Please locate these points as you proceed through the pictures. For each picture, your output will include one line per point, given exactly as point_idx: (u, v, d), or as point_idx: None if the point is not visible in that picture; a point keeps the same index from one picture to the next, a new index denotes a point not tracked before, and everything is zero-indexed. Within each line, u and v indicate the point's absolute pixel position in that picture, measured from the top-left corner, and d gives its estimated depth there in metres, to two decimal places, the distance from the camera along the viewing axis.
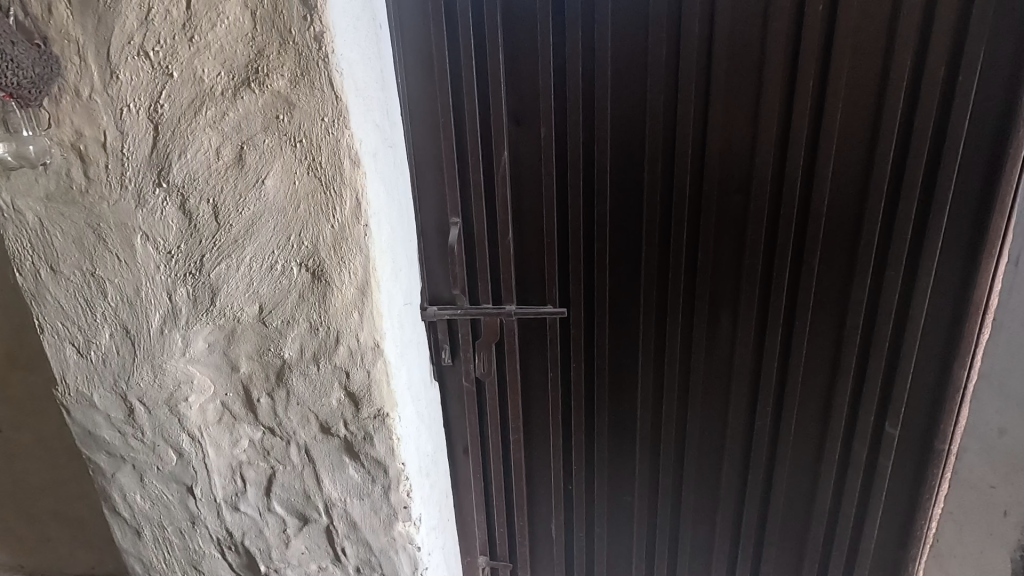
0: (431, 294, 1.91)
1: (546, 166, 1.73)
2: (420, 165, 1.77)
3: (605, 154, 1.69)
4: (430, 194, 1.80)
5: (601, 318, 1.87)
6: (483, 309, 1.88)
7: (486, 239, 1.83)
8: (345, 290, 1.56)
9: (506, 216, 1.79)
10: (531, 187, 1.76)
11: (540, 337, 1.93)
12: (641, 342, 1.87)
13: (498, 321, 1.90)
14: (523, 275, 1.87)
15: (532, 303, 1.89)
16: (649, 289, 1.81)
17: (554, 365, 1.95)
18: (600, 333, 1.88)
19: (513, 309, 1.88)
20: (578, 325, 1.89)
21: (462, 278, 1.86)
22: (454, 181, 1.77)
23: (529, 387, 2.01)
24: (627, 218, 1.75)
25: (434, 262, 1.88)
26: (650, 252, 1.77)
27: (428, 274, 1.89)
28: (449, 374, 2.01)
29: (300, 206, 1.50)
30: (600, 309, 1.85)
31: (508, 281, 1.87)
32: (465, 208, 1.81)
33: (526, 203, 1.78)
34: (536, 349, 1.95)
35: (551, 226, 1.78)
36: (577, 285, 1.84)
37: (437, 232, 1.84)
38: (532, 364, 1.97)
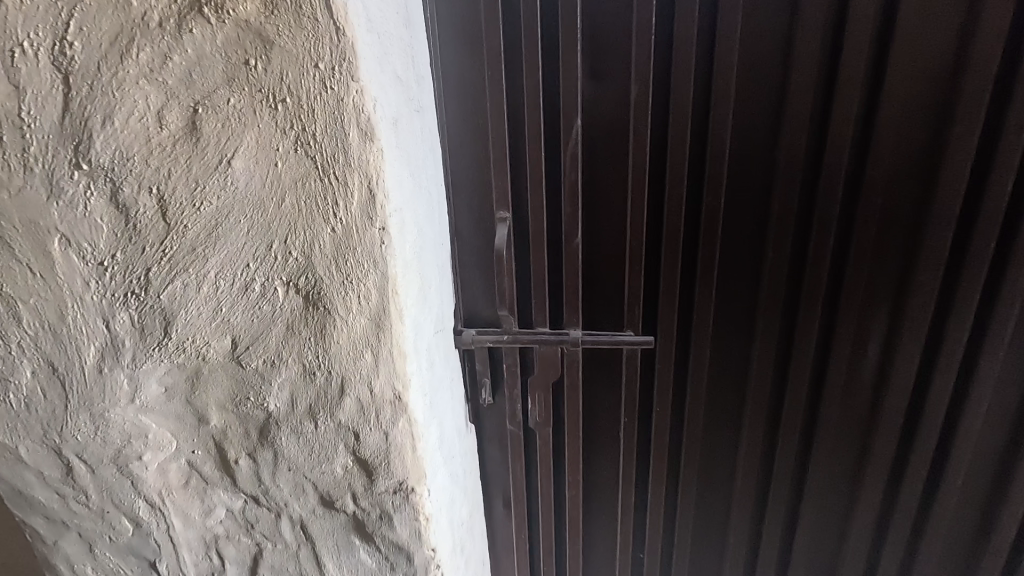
0: (466, 313, 1.45)
1: (636, 140, 1.22)
2: (454, 139, 1.28)
3: (722, 123, 1.19)
4: (470, 180, 1.32)
5: (699, 349, 1.39)
6: (538, 338, 1.38)
7: (546, 242, 1.33)
8: (352, 322, 1.08)
9: (574, 211, 1.29)
10: (612, 171, 1.27)
11: (613, 372, 1.45)
12: (750, 379, 1.40)
13: (558, 351, 1.41)
14: (593, 289, 1.39)
15: (604, 328, 1.41)
16: (768, 312, 1.32)
17: (630, 408, 1.48)
18: (696, 368, 1.40)
19: (581, 338, 1.37)
20: (667, 357, 1.40)
21: (510, 294, 1.37)
22: (503, 162, 1.27)
23: (593, 434, 1.53)
24: (745, 215, 1.26)
25: (472, 271, 1.40)
26: (775, 262, 1.28)
27: (463, 287, 1.42)
28: (489, 414, 1.55)
29: (284, 199, 1.01)
30: (698, 336, 1.37)
31: (572, 299, 1.37)
32: (519, 198, 1.32)
33: (603, 192, 1.29)
34: (606, 387, 1.47)
35: (637, 224, 1.29)
36: (669, 305, 1.35)
37: (478, 231, 1.36)
38: (600, 405, 1.50)
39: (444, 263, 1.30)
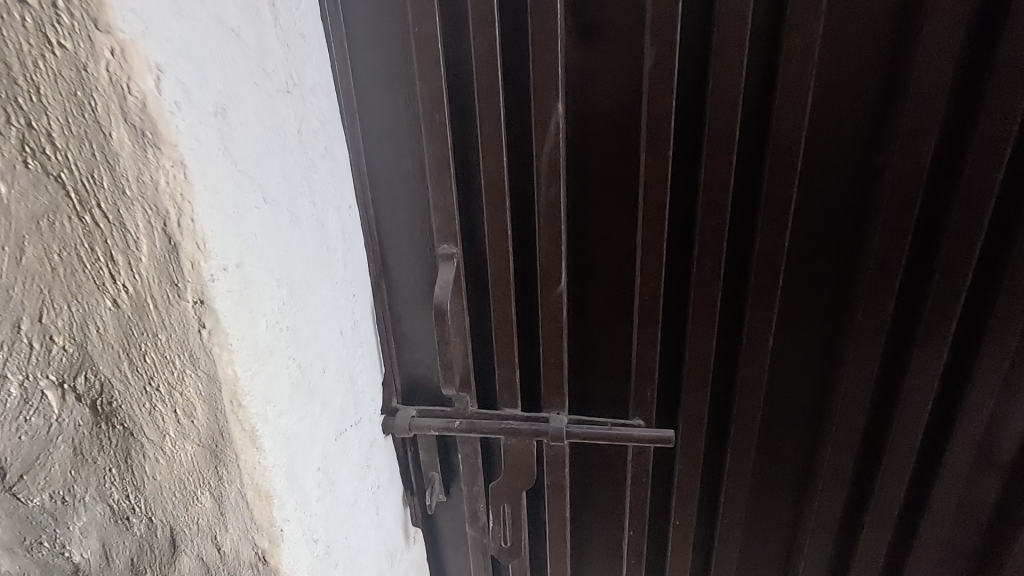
0: (404, 388, 1.02)
1: (648, 148, 0.76)
2: (370, 139, 0.86)
3: (796, 122, 0.72)
4: (396, 200, 0.89)
5: (739, 455, 0.94)
6: (501, 427, 0.94)
7: (512, 296, 0.89)
8: (177, 446, 0.65)
9: (553, 254, 0.85)
10: (615, 191, 0.83)
11: (612, 468, 1.03)
12: (813, 496, 0.95)
13: (531, 445, 0.98)
14: (586, 360, 0.95)
15: (601, 414, 0.97)
16: (847, 409, 0.87)
17: (636, 524, 1.03)
18: (732, 479, 0.96)
19: (565, 429, 0.93)
20: (690, 464, 0.95)
21: (460, 367, 0.94)
22: (444, 177, 0.82)
23: (584, 547, 1.11)
24: (819, 263, 0.81)
25: (408, 329, 0.98)
26: (864, 337, 0.82)
27: (395, 351, 0.98)
28: (445, 514, 1.15)
29: (20, 247, 0.54)
30: (738, 438, 0.92)
31: (553, 377, 0.93)
32: (477, 228, 0.89)
33: (599, 222, 0.85)
34: (602, 487, 1.05)
35: (649, 278, 0.83)
36: (695, 395, 0.90)
37: (411, 273, 0.94)
38: (597, 509, 1.07)
39: (354, 327, 0.86)
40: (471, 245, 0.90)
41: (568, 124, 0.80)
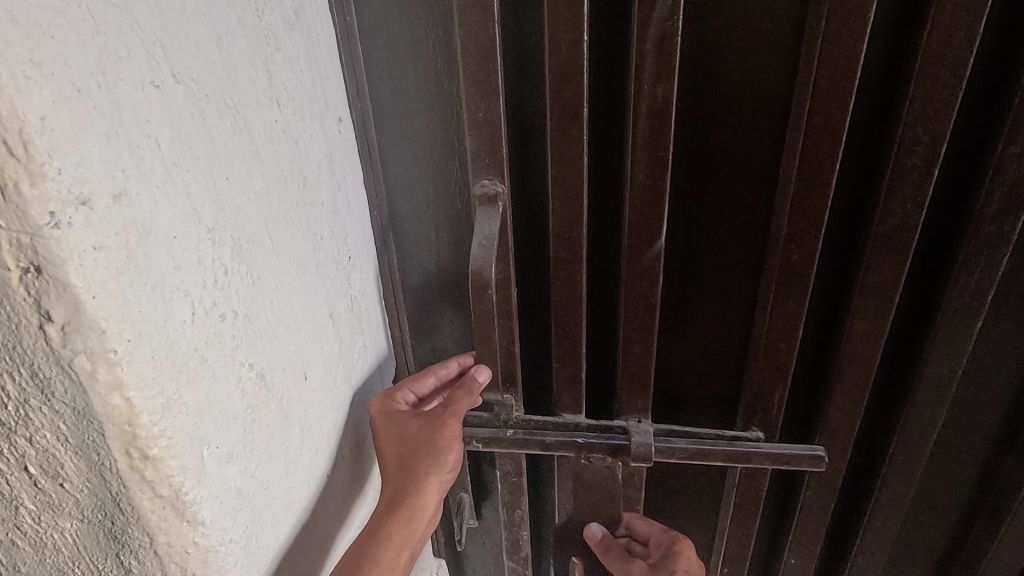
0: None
1: (829, 13, 0.46)
2: (369, 13, 0.55)
3: None
4: (408, 112, 0.58)
5: (897, 485, 0.66)
6: (563, 440, 0.66)
7: (583, 260, 0.60)
8: (48, 529, 0.37)
9: (651, 194, 0.56)
10: (756, 93, 0.53)
11: (704, 490, 0.76)
12: (995, 545, 0.67)
13: (602, 468, 0.70)
14: (681, 352, 0.67)
15: (698, 425, 0.70)
16: None
17: (735, 566, 0.77)
18: (881, 515, 0.69)
19: (650, 443, 0.64)
20: (821, 496, 0.68)
21: (504, 363, 0.65)
22: (487, 74, 0.53)
23: None
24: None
25: (426, 306, 0.69)
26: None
27: (407, 339, 0.69)
28: (475, 540, 0.89)
29: None
30: (901, 463, 0.64)
31: (636, 376, 0.65)
32: (533, 157, 0.59)
33: (724, 146, 0.55)
34: (688, 514, 0.79)
35: (800, 232, 0.54)
36: (847, 403, 0.62)
37: (431, 226, 0.64)
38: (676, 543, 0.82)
39: (353, 305, 0.58)
40: (523, 185, 0.60)
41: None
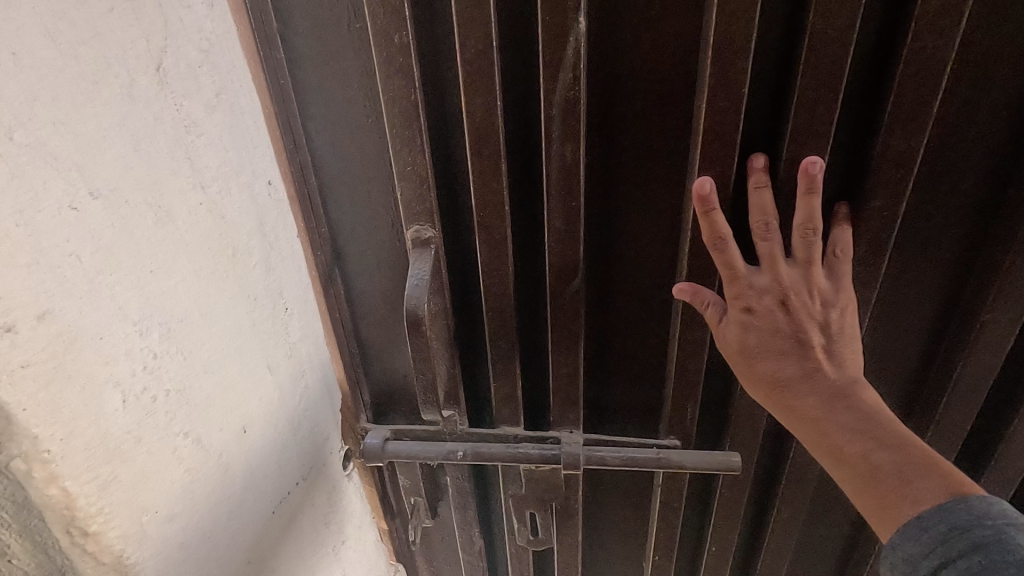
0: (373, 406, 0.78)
1: (713, 81, 0.50)
2: (300, 73, 0.57)
3: (943, 44, 0.47)
4: (343, 164, 0.61)
5: (799, 479, 0.74)
6: (512, 456, 0.71)
7: (511, 296, 0.65)
8: None
9: (568, 240, 0.60)
10: (659, 149, 0.57)
11: (636, 490, 0.83)
12: None
13: (543, 473, 0.77)
14: (607, 371, 0.72)
15: (626, 434, 0.77)
16: (946, 433, 0.66)
17: (665, 554, 0.85)
18: (787, 505, 0.77)
19: (581, 453, 0.71)
20: (734, 491, 0.77)
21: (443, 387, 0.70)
22: (410, 133, 0.55)
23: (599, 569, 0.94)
24: (945, 224, 0.58)
25: (372, 337, 0.73)
26: (996, 323, 0.59)
27: (353, 366, 0.73)
28: (433, 540, 0.95)
29: None
30: (802, 460, 0.73)
31: (565, 395, 0.71)
32: (459, 202, 0.62)
33: (636, 193, 0.59)
34: (623, 509, 0.86)
35: (700, 270, 0.60)
36: (750, 411, 0.69)
37: (371, 263, 0.67)
38: (613, 537, 0.89)
39: (292, 355, 0.62)
40: (453, 226, 0.64)
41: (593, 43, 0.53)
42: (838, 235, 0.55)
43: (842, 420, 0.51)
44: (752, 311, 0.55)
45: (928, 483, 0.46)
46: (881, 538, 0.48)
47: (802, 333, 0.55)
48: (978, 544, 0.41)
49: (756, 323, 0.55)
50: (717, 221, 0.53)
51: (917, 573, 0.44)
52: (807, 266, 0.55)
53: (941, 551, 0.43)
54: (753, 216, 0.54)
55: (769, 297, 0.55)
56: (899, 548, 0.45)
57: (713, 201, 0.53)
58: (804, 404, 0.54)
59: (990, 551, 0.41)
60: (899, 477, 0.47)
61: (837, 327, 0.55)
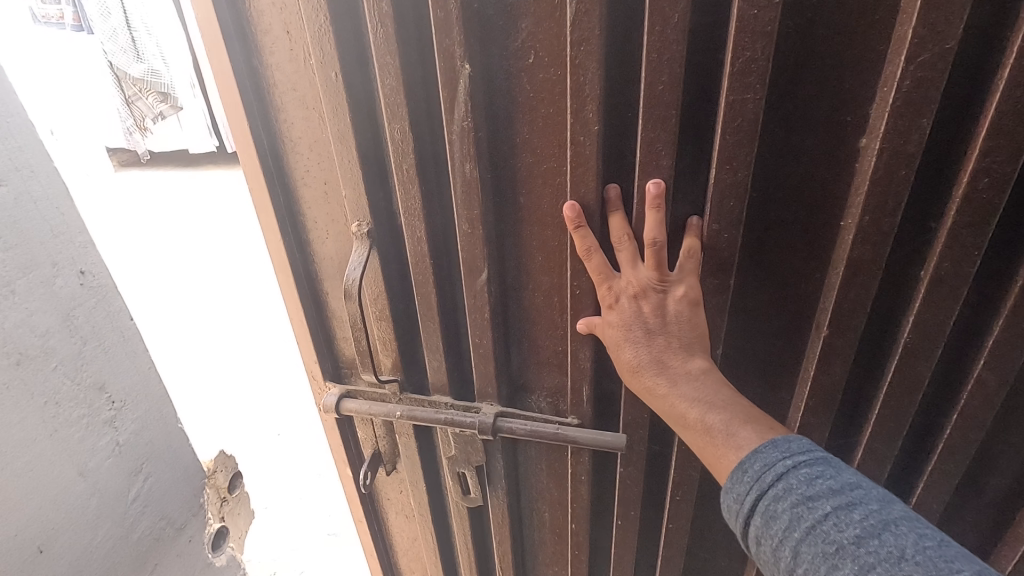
0: (335, 370, 0.93)
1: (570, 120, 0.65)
2: (272, 102, 0.73)
3: (749, 98, 0.57)
4: (306, 174, 0.76)
5: (685, 465, 0.85)
6: (437, 419, 0.86)
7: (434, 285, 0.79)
8: None
9: (474, 239, 0.75)
10: (548, 167, 0.70)
11: (554, 464, 0.95)
12: None
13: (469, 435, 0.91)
14: (521, 354, 0.86)
15: (539, 411, 0.90)
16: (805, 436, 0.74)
17: (578, 520, 0.97)
18: (678, 487, 0.87)
19: (494, 421, 0.85)
20: (630, 469, 0.88)
21: (387, 350, 0.87)
22: (349, 148, 0.71)
23: (530, 533, 1.07)
24: (786, 244, 0.65)
25: (330, 316, 0.88)
26: (834, 341, 0.65)
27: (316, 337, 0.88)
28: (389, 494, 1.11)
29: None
30: (685, 448, 0.83)
31: (482, 371, 0.86)
32: (393, 205, 0.78)
33: (531, 203, 0.73)
34: (545, 481, 0.98)
35: (579, 272, 0.74)
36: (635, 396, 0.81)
37: (329, 252, 0.82)
38: (540, 507, 1.01)
39: None
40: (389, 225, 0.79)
41: (481, 86, 0.67)
42: (685, 240, 0.66)
43: (685, 392, 0.64)
44: (611, 306, 0.69)
45: (745, 432, 0.60)
46: (720, 483, 0.61)
47: (650, 326, 0.67)
48: (779, 473, 0.55)
49: (615, 316, 0.69)
50: (585, 236, 0.68)
51: (744, 502, 0.57)
52: (656, 269, 0.67)
53: (758, 483, 0.56)
54: (614, 234, 0.69)
55: (625, 295, 0.68)
56: (732, 488, 0.58)
57: (581, 221, 0.68)
58: (655, 382, 0.66)
59: (789, 477, 0.55)
60: (726, 430, 0.61)
61: (679, 320, 0.66)
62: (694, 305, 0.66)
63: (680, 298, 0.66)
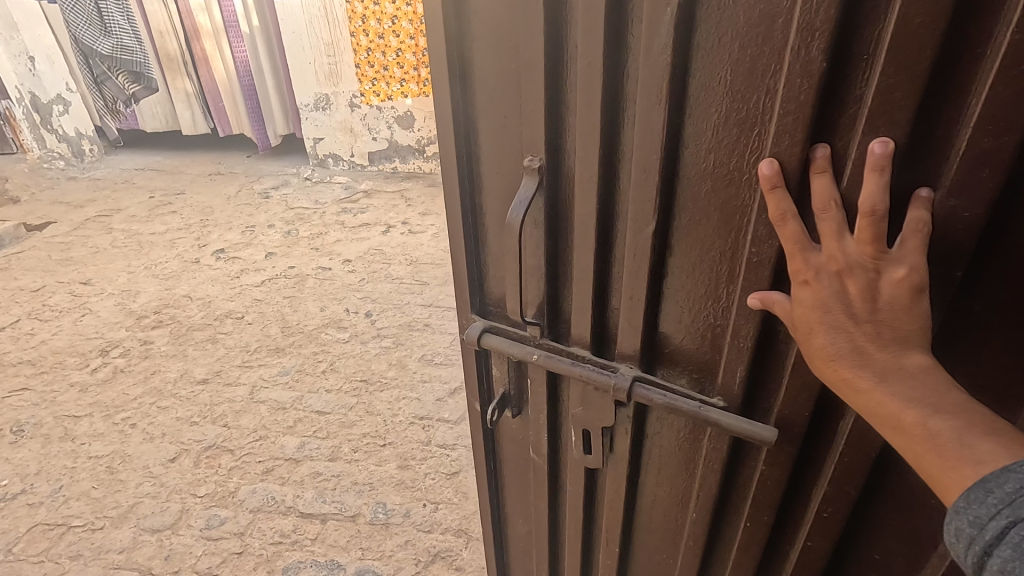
0: (482, 304, 0.97)
1: (787, 60, 0.57)
2: (471, 31, 0.75)
3: None
4: (490, 104, 0.79)
5: (841, 480, 0.74)
6: (573, 371, 0.83)
7: (594, 231, 0.77)
8: None
9: (646, 186, 0.71)
10: (742, 114, 0.63)
11: (684, 443, 0.89)
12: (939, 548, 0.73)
13: (601, 397, 0.86)
14: (670, 322, 0.81)
15: (680, 384, 0.83)
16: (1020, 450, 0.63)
17: (701, 502, 0.90)
18: (826, 503, 0.77)
19: (630, 384, 0.80)
20: (773, 471, 0.79)
21: (534, 293, 0.87)
22: (536, 78, 0.72)
23: (642, 509, 1.01)
24: None
25: (488, 247, 0.91)
26: None
27: (471, 264, 0.92)
28: (509, 434, 1.12)
29: None
30: (846, 462, 0.72)
31: (628, 333, 0.81)
32: (564, 145, 0.76)
33: (719, 151, 0.67)
34: (668, 458, 0.92)
35: (764, 238, 0.66)
36: (797, 391, 0.72)
37: (499, 185, 0.84)
38: (658, 485, 0.95)
39: None
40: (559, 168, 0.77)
41: (687, 18, 0.62)
42: (913, 215, 0.57)
43: (895, 391, 0.58)
44: (805, 283, 0.62)
45: (985, 445, 0.54)
46: (946, 504, 0.55)
47: (850, 308, 0.60)
48: None
49: (808, 294, 0.61)
50: (780, 200, 0.61)
51: (987, 531, 0.51)
52: (869, 244, 0.58)
53: (1013, 507, 0.50)
54: (815, 200, 0.61)
55: (826, 272, 0.60)
56: (967, 510, 0.52)
57: (778, 182, 0.61)
58: (855, 375, 0.60)
59: None
60: (958, 439, 0.55)
61: (890, 305, 0.58)
62: (911, 290, 0.58)
63: (894, 280, 0.58)
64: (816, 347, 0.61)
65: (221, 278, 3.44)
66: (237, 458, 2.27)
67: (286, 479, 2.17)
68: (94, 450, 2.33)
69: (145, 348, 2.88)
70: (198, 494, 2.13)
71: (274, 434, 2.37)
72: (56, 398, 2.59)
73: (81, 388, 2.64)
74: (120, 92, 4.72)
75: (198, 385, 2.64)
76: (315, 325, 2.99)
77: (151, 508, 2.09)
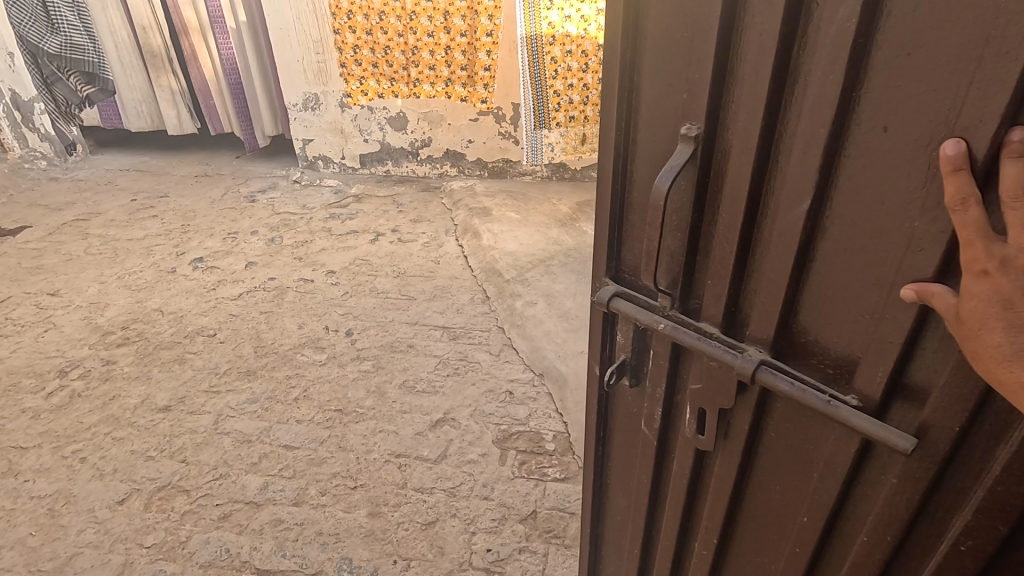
0: (618, 271, 0.92)
1: (999, 23, 0.49)
2: None
3: None
4: (662, 63, 0.75)
5: (990, 508, 0.61)
6: (698, 346, 0.79)
7: (746, 200, 0.71)
8: None
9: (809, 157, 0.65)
10: (925, 85, 0.55)
11: (803, 447, 0.78)
12: None
13: (726, 380, 0.80)
14: (809, 314, 0.72)
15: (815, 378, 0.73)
16: None
17: (817, 513, 0.79)
18: (962, 530, 0.64)
19: (755, 367, 0.74)
20: (905, 486, 0.67)
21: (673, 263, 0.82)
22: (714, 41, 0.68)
23: (744, 509, 0.91)
24: None
25: (634, 212, 0.87)
26: None
27: (614, 232, 0.90)
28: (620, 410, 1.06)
29: None
30: (998, 488, 0.60)
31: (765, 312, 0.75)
32: (726, 115, 0.71)
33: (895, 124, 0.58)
34: (782, 461, 0.82)
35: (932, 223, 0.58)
36: (953, 397, 0.60)
37: (656, 146, 0.80)
38: (769, 486, 0.85)
39: None
40: (720, 138, 0.73)
41: None
42: None
43: None
44: (982, 275, 0.53)
45: None
46: None
47: None
48: None
49: (982, 288, 0.54)
50: (962, 185, 0.53)
51: None
52: None
53: None
54: (1004, 187, 0.51)
55: (1010, 265, 0.52)
56: None
57: (963, 165, 0.53)
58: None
59: None
60: None
61: None
62: None
63: None
64: (988, 346, 0.54)
65: (196, 290, 3.33)
66: (192, 501, 2.15)
67: (243, 527, 2.05)
68: (35, 490, 2.21)
69: (106, 370, 2.77)
70: (144, 544, 2.01)
71: (236, 472, 2.25)
72: (5, 426, 2.47)
73: (32, 416, 2.52)
74: (72, 95, 4.61)
75: (158, 413, 2.52)
76: (290, 344, 2.88)
77: (90, 560, 1.96)
